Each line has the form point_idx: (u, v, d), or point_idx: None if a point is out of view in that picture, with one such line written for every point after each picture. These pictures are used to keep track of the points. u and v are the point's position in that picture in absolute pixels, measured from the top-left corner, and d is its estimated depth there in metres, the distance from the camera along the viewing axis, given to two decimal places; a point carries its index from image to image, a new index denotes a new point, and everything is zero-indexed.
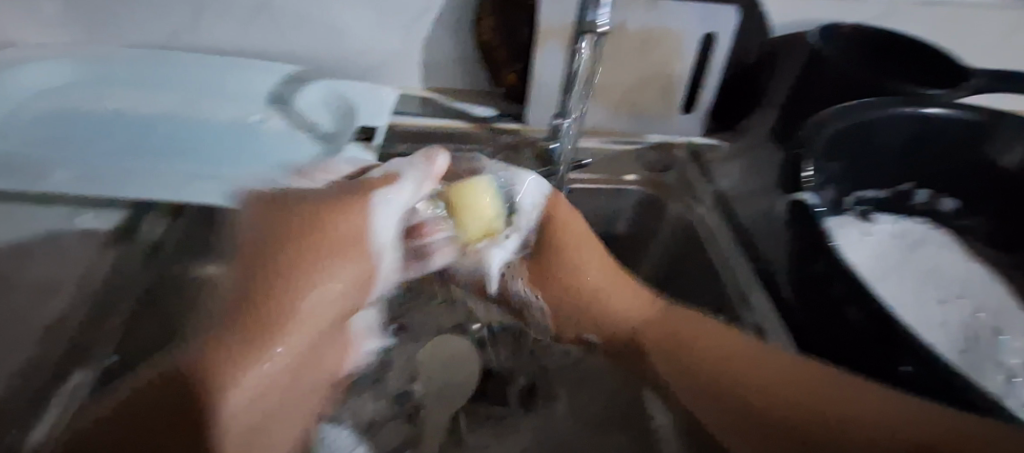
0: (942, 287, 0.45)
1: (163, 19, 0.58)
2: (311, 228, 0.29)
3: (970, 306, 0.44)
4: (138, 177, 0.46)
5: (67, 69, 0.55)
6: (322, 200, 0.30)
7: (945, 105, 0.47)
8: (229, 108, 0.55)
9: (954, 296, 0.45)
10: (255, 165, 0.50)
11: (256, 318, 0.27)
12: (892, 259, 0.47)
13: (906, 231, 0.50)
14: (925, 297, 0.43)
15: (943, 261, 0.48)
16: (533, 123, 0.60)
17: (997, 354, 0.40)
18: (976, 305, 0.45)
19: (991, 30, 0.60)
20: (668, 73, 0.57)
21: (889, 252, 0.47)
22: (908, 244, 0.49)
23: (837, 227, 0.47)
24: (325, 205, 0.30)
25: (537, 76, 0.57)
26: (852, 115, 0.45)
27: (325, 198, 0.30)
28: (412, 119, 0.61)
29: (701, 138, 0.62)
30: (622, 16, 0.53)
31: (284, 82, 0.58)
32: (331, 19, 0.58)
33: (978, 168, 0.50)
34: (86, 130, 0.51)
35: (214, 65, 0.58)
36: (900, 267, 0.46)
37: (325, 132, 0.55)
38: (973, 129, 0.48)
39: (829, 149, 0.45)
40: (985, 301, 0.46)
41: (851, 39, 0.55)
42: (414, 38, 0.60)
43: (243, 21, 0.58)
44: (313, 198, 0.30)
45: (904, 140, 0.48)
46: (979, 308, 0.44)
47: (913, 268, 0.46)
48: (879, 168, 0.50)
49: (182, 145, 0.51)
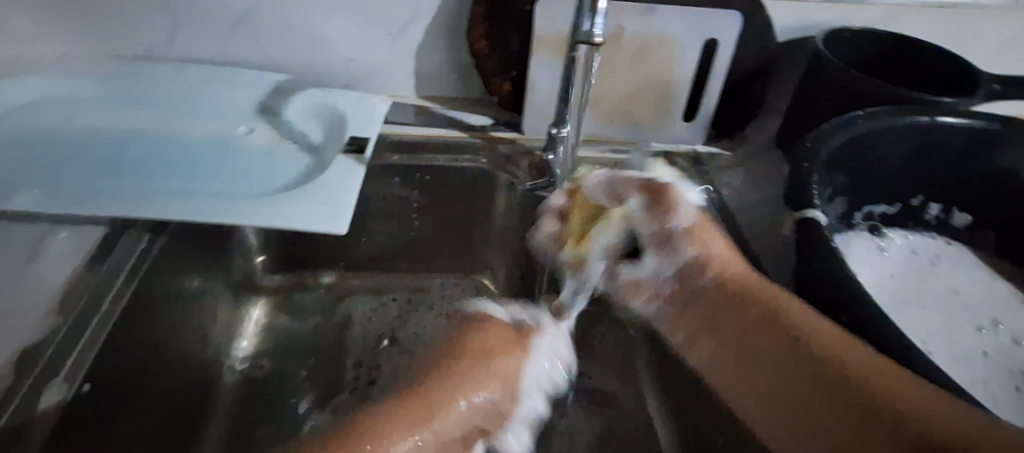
0: (964, 310, 0.43)
1: (146, 31, 0.57)
2: (481, 358, 0.35)
3: (995, 329, 0.43)
4: (113, 193, 0.44)
5: (51, 85, 0.54)
6: (494, 339, 0.37)
7: (952, 113, 0.45)
8: (214, 123, 0.54)
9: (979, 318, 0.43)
10: (238, 181, 0.48)
11: (416, 405, 0.31)
12: (906, 275, 0.45)
13: (919, 248, 0.49)
14: (944, 321, 0.42)
15: (958, 278, 0.47)
16: (528, 132, 0.58)
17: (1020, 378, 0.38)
18: (1001, 327, 0.43)
19: (998, 33, 0.58)
20: (667, 81, 0.55)
21: (901, 269, 0.46)
22: (922, 260, 0.48)
23: (845, 245, 0.46)
24: (503, 347, 0.37)
25: (531, 84, 0.55)
26: (856, 127, 0.43)
27: (492, 334, 0.37)
28: (401, 129, 0.58)
29: (702, 146, 0.60)
30: (618, 22, 0.52)
31: (270, 94, 0.56)
32: (319, 28, 0.57)
33: (993, 181, 0.48)
34: (63, 146, 0.49)
35: (199, 79, 0.57)
36: (914, 284, 0.45)
37: (313, 144, 0.53)
38: (982, 137, 0.46)
39: (833, 162, 0.43)
40: (1007, 320, 0.44)
41: (854, 44, 0.54)
42: (405, 47, 0.58)
43: (228, 32, 0.57)
44: (495, 332, 0.37)
45: (912, 151, 0.46)
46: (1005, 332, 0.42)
47: (928, 285, 0.45)
48: (888, 182, 0.48)
49: (164, 160, 0.49)
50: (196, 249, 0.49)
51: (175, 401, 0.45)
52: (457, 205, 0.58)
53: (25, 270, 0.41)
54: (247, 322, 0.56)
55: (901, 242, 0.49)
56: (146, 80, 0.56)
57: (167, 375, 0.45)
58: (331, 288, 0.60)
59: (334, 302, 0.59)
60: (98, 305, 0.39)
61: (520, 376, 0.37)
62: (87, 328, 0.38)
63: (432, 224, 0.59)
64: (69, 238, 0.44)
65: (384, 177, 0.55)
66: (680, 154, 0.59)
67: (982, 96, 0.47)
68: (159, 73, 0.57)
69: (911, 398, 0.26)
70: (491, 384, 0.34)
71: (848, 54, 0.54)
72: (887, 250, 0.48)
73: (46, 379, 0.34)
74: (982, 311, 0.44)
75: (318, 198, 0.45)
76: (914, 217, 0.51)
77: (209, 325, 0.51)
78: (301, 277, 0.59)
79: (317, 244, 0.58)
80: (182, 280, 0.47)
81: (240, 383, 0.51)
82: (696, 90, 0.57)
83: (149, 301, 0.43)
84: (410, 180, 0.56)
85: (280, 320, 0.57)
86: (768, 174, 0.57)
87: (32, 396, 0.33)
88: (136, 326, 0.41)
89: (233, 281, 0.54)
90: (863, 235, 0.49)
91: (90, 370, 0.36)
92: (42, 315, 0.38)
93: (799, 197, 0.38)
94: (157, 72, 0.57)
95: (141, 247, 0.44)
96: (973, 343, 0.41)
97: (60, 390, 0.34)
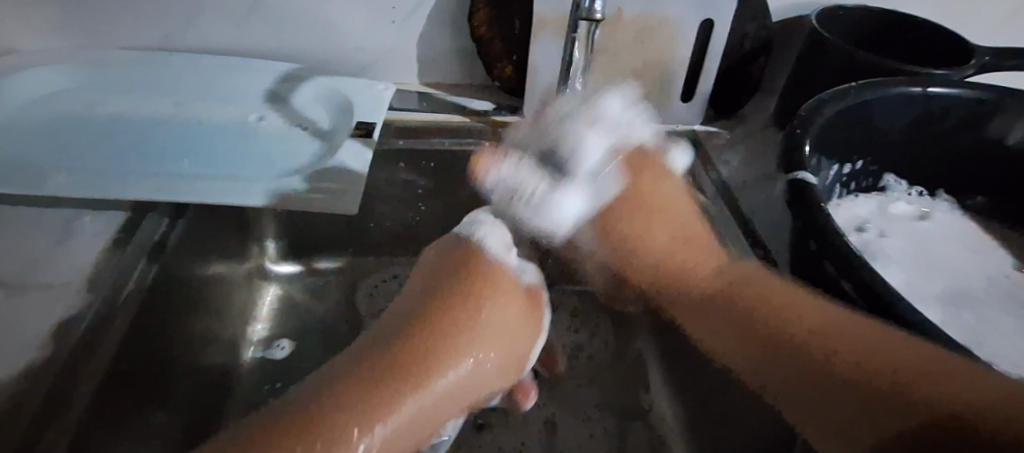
0: (946, 265, 0.46)
1: (158, 21, 0.58)
2: None
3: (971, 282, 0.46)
4: (138, 179, 0.46)
5: (68, 76, 0.56)
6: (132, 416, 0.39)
7: (942, 84, 0.46)
8: (228, 111, 0.55)
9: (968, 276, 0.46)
10: (252, 165, 0.50)
11: None
12: (911, 256, 0.46)
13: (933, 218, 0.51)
14: (928, 271, 0.45)
15: (954, 220, 0.52)
16: (531, 116, 0.60)
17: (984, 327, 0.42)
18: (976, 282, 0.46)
19: (989, 12, 0.60)
20: (666, 62, 0.56)
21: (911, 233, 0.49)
22: (911, 216, 0.51)
23: (836, 205, 0.50)
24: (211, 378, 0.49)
25: (534, 69, 0.56)
26: (851, 97, 0.44)
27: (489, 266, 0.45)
28: (403, 115, 0.59)
29: (700, 126, 0.61)
30: (618, 4, 0.53)
31: (278, 81, 0.58)
32: (325, 16, 0.58)
33: (982, 147, 0.50)
34: (82, 135, 0.51)
35: (209, 67, 0.58)
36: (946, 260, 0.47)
37: (322, 130, 0.54)
38: (980, 107, 0.47)
39: (826, 132, 0.44)
40: (987, 277, 0.47)
41: (847, 23, 0.55)
42: (409, 33, 0.59)
43: (237, 22, 0.58)
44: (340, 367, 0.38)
45: (905, 121, 0.48)
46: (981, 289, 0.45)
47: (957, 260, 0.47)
48: (881, 153, 0.50)
49: (179, 148, 0.51)
50: (212, 236, 0.50)
51: (197, 381, 0.47)
52: (464, 188, 0.59)
53: (51, 250, 0.42)
54: (260, 307, 0.58)
55: (885, 206, 0.51)
56: (158, 70, 0.57)
57: (191, 357, 0.47)
58: (342, 273, 0.61)
59: (345, 288, 0.61)
60: (124, 284, 0.40)
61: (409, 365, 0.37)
62: (117, 305, 0.39)
63: (438, 208, 0.60)
64: (95, 220, 0.45)
65: (391, 162, 0.57)
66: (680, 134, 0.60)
67: (974, 68, 0.48)
68: (171, 63, 0.58)
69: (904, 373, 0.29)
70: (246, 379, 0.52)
71: (844, 31, 0.56)
72: (868, 228, 0.48)
73: (84, 349, 0.36)
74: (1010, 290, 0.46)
75: (328, 184, 0.46)
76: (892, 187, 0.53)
77: (228, 309, 0.53)
78: (312, 263, 0.61)
79: (326, 230, 0.59)
80: (202, 264, 0.49)
81: (260, 363, 0.54)
82: (695, 70, 0.58)
83: (172, 285, 0.45)
84: (417, 166, 0.57)
85: (294, 304, 0.59)
86: (766, 152, 0.58)
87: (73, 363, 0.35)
88: (160, 307, 0.43)
89: (247, 267, 0.56)
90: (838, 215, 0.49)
91: (120, 341, 0.38)
92: (73, 292, 0.39)
93: (793, 161, 0.39)
94: (166, 63, 0.58)
95: (163, 229, 0.45)
96: (950, 293, 0.44)
97: (98, 360, 0.36)
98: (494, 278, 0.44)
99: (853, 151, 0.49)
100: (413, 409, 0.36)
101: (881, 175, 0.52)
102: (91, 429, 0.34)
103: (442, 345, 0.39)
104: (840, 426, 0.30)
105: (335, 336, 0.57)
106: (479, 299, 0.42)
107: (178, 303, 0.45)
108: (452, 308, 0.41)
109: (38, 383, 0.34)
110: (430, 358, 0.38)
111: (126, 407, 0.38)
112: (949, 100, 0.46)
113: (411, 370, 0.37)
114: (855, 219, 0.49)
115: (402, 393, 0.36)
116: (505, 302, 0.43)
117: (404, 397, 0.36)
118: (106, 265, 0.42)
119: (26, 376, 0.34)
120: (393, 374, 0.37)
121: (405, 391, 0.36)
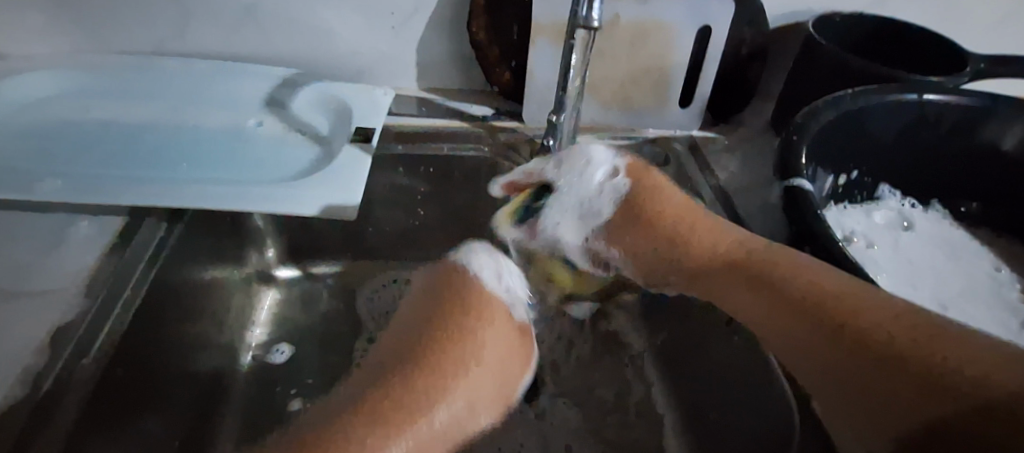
0: (943, 275, 0.46)
1: (156, 26, 0.58)
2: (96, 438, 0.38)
3: (969, 292, 0.46)
4: (132, 185, 0.46)
5: (64, 81, 0.56)
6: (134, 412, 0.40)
7: (937, 91, 0.47)
8: (226, 116, 0.55)
9: (964, 286, 0.46)
10: (249, 170, 0.50)
11: None
12: (907, 269, 0.46)
13: (925, 227, 0.51)
14: (924, 282, 0.45)
15: (925, 229, 0.51)
16: (529, 121, 0.60)
17: (984, 334, 0.42)
18: (973, 292, 0.46)
19: (984, 19, 0.60)
20: (663, 67, 0.57)
21: (907, 242, 0.49)
22: (895, 225, 0.50)
23: (833, 214, 0.50)
24: (205, 378, 0.49)
25: (532, 75, 0.57)
26: (846, 104, 0.44)
27: (487, 305, 0.38)
28: (402, 119, 0.60)
29: (697, 131, 0.61)
30: (614, 10, 0.53)
31: (277, 86, 0.58)
32: (323, 22, 0.58)
33: (976, 154, 0.50)
34: (79, 140, 0.51)
35: (206, 73, 0.58)
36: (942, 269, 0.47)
37: (320, 135, 0.54)
38: (973, 114, 0.47)
39: (823, 138, 0.44)
40: (983, 287, 0.47)
41: (842, 29, 0.56)
42: (407, 39, 0.60)
43: (235, 27, 0.58)
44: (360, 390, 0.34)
45: (901, 127, 0.48)
46: (980, 299, 0.45)
47: (952, 269, 0.48)
48: (876, 160, 0.51)
49: (175, 153, 0.51)
50: (207, 241, 0.50)
51: (192, 385, 0.47)
52: (462, 193, 0.59)
53: (46, 255, 0.42)
54: (256, 311, 0.58)
55: (869, 215, 0.51)
56: (156, 76, 0.57)
57: (184, 362, 0.46)
58: (338, 277, 0.61)
59: (342, 292, 0.61)
60: (121, 289, 0.41)
61: (422, 390, 0.33)
62: (112, 310, 0.39)
63: (435, 214, 0.60)
64: (92, 224, 0.45)
65: (390, 167, 0.57)
66: (677, 139, 0.60)
67: (969, 75, 0.49)
68: (167, 67, 0.58)
69: (959, 357, 0.27)
70: (242, 384, 0.52)
71: (839, 38, 0.56)
72: (855, 238, 0.48)
73: (78, 355, 0.36)
74: (1006, 297, 0.46)
75: (327, 189, 0.46)
76: (886, 195, 0.53)
77: (225, 314, 0.53)
78: (309, 267, 0.61)
79: (323, 234, 0.59)
80: (199, 270, 0.49)
81: (256, 369, 0.53)
82: (692, 76, 0.58)
83: (169, 290, 0.44)
84: (415, 171, 0.57)
85: (290, 308, 0.59)
86: (763, 157, 0.59)
87: (68, 367, 0.35)
88: (155, 312, 0.43)
89: (244, 271, 0.56)
90: (835, 224, 0.49)
91: (114, 348, 0.38)
92: (68, 296, 0.39)
93: (789, 166, 0.39)
94: (163, 68, 0.58)
95: (160, 235, 0.45)
96: (948, 302, 0.44)
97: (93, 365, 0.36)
98: (478, 315, 0.37)
99: (850, 157, 0.49)
100: (412, 444, 0.31)
101: (877, 182, 0.53)
102: (84, 429, 0.34)
103: (435, 387, 0.33)
104: (856, 387, 0.30)
105: (332, 341, 0.57)
106: (468, 341, 0.35)
107: (174, 306, 0.45)
108: (442, 351, 0.35)
109: (31, 391, 0.33)
110: (422, 401, 0.32)
111: (120, 412, 0.38)
112: (944, 105, 0.47)
113: (400, 413, 0.32)
114: (842, 227, 0.48)
115: (389, 432, 0.31)
116: (493, 335, 0.37)
117: (393, 429, 0.31)
118: (102, 269, 0.42)
119: (20, 382, 0.34)
120: (385, 418, 0.31)
121: (396, 423, 0.31)
